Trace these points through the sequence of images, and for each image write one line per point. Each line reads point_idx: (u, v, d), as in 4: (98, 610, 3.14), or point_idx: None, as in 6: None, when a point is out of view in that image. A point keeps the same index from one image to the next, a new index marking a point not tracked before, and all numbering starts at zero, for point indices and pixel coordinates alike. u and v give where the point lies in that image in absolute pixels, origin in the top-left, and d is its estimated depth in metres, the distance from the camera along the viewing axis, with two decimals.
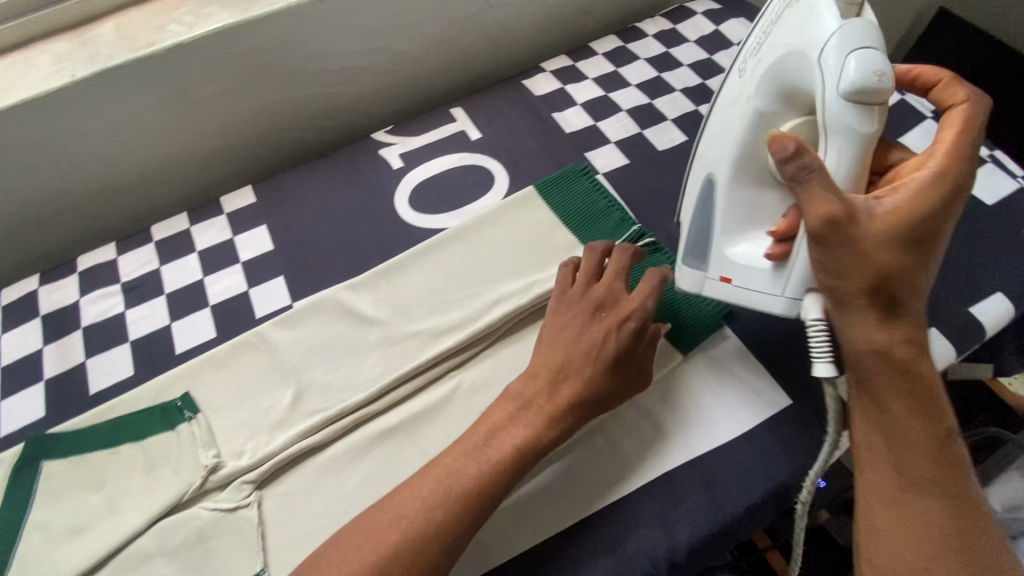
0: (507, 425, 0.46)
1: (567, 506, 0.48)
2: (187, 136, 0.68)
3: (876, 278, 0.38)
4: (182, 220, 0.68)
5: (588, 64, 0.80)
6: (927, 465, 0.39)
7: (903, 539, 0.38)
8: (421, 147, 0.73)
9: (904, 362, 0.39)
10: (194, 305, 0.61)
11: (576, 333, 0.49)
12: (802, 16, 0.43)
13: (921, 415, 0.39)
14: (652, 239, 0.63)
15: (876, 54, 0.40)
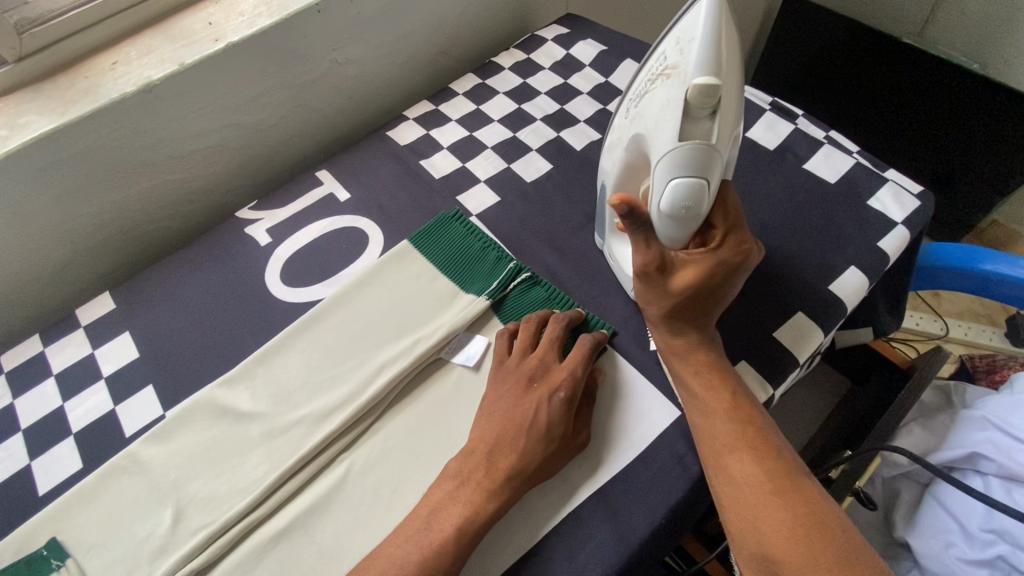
0: (444, 508, 0.46)
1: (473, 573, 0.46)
2: (26, 252, 0.63)
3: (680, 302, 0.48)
4: (34, 344, 0.62)
5: (450, 106, 0.81)
6: (746, 436, 0.46)
7: (736, 499, 0.44)
8: (290, 217, 0.70)
9: (700, 357, 0.49)
10: (56, 435, 0.56)
11: (508, 404, 0.50)
12: (660, 104, 0.45)
13: (727, 394, 0.48)
14: (531, 273, 0.63)
15: (692, 188, 0.44)
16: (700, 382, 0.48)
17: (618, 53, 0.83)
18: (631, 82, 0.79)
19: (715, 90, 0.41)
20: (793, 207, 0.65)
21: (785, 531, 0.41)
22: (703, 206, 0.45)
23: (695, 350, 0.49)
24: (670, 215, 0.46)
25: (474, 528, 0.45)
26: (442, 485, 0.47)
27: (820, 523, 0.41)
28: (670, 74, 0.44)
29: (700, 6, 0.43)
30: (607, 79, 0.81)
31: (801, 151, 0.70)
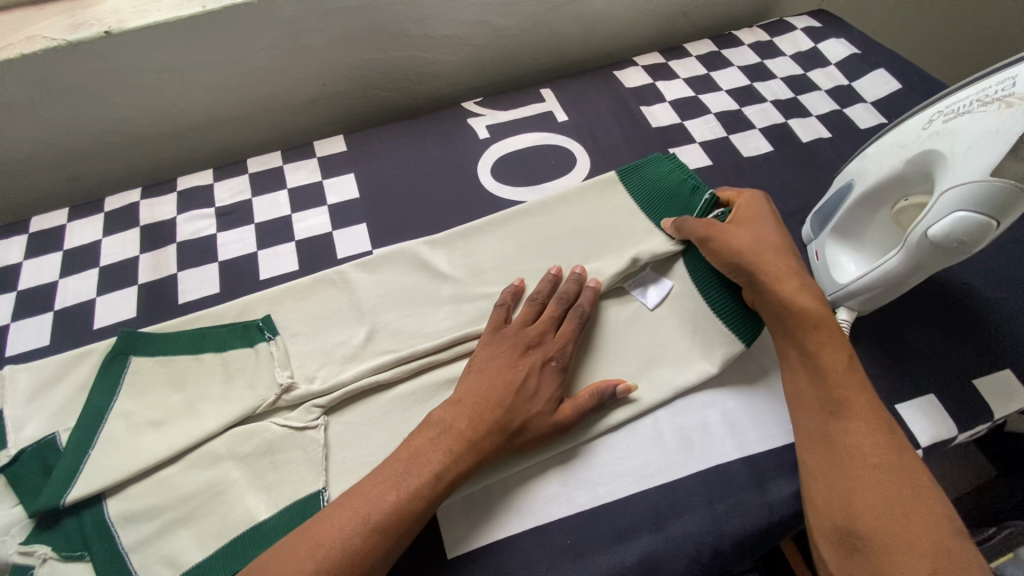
0: (442, 428, 0.46)
1: (612, 485, 0.49)
2: (290, 81, 0.71)
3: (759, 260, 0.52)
4: (276, 158, 0.71)
5: (681, 64, 0.81)
6: (841, 395, 0.46)
7: (830, 460, 0.44)
8: (509, 121, 0.74)
9: (805, 313, 0.49)
10: (282, 237, 0.64)
11: (502, 362, 0.50)
12: (980, 131, 0.43)
13: (848, 369, 0.47)
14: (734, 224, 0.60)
15: (977, 225, 0.42)
16: (818, 355, 0.48)
17: (870, 60, 0.79)
18: (877, 92, 0.75)
19: None
20: None
21: (879, 498, 0.41)
22: (977, 244, 0.43)
23: (796, 309, 0.50)
24: (936, 242, 0.44)
25: (465, 465, 0.45)
26: (440, 411, 0.47)
27: (925, 519, 0.40)
28: (1013, 111, 0.42)
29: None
30: (850, 83, 0.77)
31: None
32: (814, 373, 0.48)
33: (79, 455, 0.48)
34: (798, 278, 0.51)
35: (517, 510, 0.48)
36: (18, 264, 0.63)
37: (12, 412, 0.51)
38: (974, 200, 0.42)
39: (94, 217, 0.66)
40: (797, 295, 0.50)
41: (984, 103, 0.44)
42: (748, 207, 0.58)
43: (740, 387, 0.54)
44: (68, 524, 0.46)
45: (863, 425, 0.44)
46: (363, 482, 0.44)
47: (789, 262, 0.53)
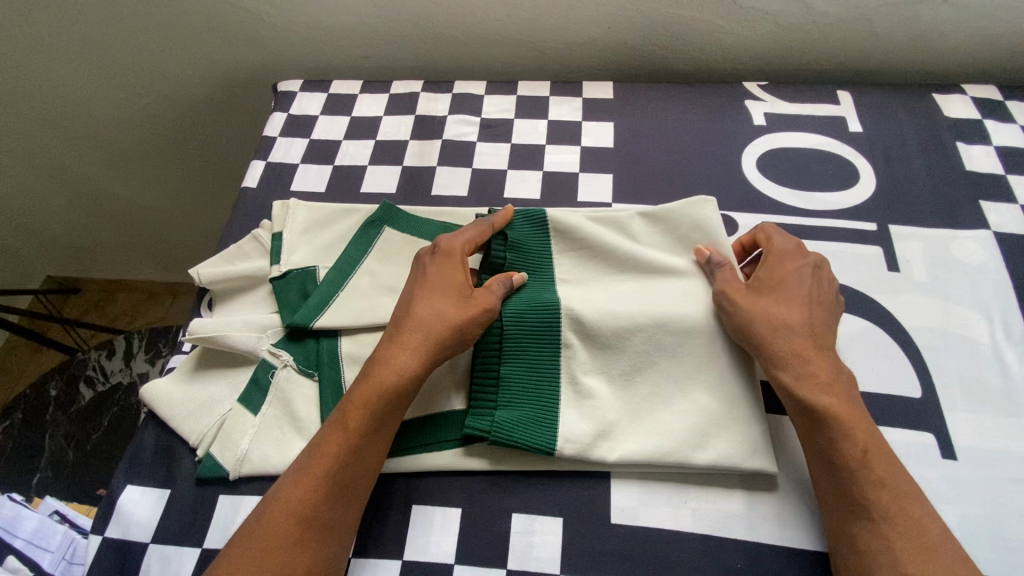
0: (391, 333, 0.48)
1: (804, 534, 0.44)
2: (582, 17, 0.71)
3: (773, 325, 0.47)
4: (544, 88, 0.73)
5: (1022, 108, 0.67)
6: (873, 489, 0.40)
7: (865, 545, 0.39)
8: (791, 115, 0.68)
9: (833, 403, 0.43)
10: (532, 164, 0.66)
11: (451, 280, 0.50)
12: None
13: (874, 457, 0.42)
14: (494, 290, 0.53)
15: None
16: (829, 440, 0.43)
17: None
18: None
19: None
20: None
21: None
22: None
23: (816, 393, 0.44)
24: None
25: (421, 365, 0.47)
26: (395, 317, 0.50)
27: None
28: None
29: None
30: None
31: None
32: (832, 466, 0.42)
33: (330, 293, 0.55)
34: (829, 370, 0.45)
35: (688, 509, 0.46)
36: (315, 117, 0.72)
37: (289, 237, 0.59)
38: None
39: (380, 96, 0.73)
40: (811, 387, 0.44)
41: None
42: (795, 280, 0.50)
43: (998, 497, 0.44)
44: (308, 343, 0.54)
45: (894, 527, 0.39)
46: (374, 369, 0.47)
47: (813, 343, 0.46)
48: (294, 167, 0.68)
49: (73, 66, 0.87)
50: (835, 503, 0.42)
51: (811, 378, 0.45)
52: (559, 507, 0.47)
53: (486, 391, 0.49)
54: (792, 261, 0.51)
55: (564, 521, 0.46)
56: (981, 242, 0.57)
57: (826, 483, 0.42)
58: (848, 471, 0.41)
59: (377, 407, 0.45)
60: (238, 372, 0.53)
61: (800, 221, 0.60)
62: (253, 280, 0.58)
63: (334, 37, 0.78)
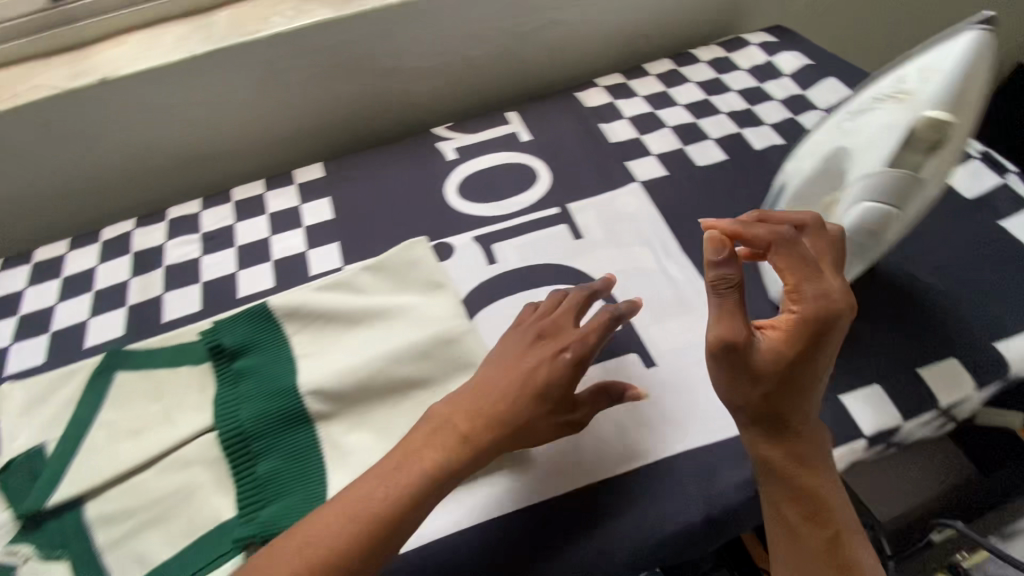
0: (406, 493, 0.43)
1: (555, 487, 0.50)
2: (271, 115, 0.78)
3: (755, 407, 0.44)
4: (257, 186, 0.76)
5: (640, 84, 0.85)
6: (825, 553, 0.44)
7: None
8: (475, 143, 0.79)
9: (808, 482, 0.45)
10: (259, 258, 0.68)
11: (419, 445, 0.45)
12: (881, 125, 0.48)
13: (838, 536, 0.44)
14: (228, 397, 0.54)
15: (886, 212, 0.47)
16: (774, 478, 0.46)
17: (823, 70, 0.82)
18: (828, 99, 0.78)
19: (944, 126, 0.44)
20: (982, 259, 0.61)
21: None
22: (886, 232, 0.48)
23: (792, 471, 0.45)
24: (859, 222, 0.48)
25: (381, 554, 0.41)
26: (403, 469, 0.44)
27: None
28: (902, 100, 0.47)
29: (967, 29, 0.45)
30: (803, 91, 0.80)
31: (1003, 207, 0.65)
32: (799, 534, 0.44)
33: (64, 463, 0.52)
34: (812, 443, 0.46)
35: (463, 506, 0.50)
36: (23, 291, 0.68)
37: (6, 424, 0.55)
38: (885, 179, 0.46)
39: (92, 247, 0.72)
40: (790, 468, 0.45)
41: (877, 100, 0.49)
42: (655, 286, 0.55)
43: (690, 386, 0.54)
44: (51, 525, 0.50)
45: None
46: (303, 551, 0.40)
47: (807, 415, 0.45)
48: (5, 351, 0.63)
49: None
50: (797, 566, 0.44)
51: (778, 456, 0.45)
52: None
53: (246, 490, 0.50)
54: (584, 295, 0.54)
55: None
56: (634, 192, 0.71)
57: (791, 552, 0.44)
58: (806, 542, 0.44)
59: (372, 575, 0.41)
60: None
61: (502, 226, 0.69)
62: None
63: (27, 204, 0.75)
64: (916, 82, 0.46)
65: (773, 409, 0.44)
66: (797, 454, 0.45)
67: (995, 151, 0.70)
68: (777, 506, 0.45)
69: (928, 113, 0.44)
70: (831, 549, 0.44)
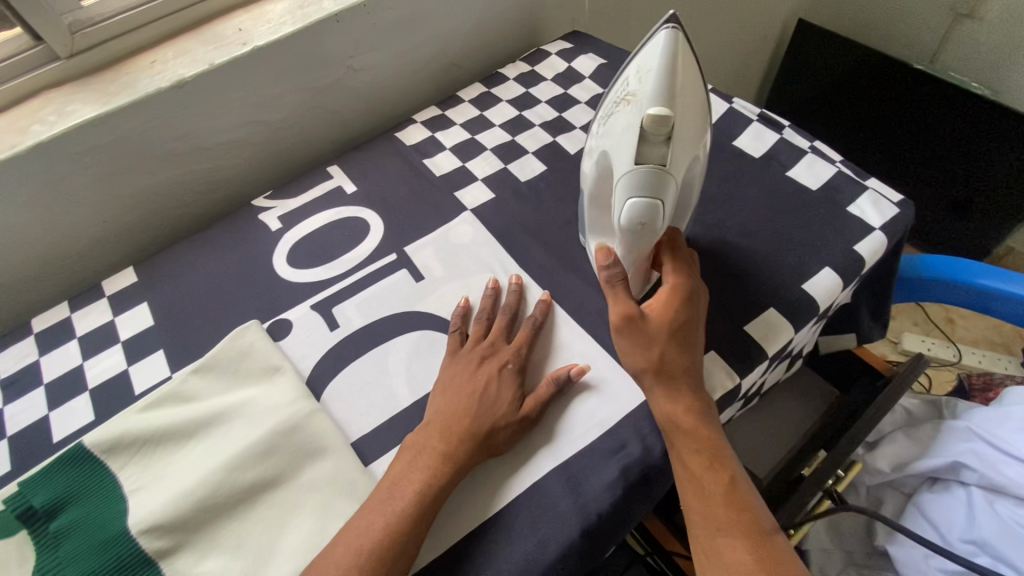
0: (392, 534, 0.46)
1: (430, 548, 0.49)
2: (60, 229, 0.70)
3: (655, 367, 0.51)
4: (62, 309, 0.69)
5: (456, 112, 0.86)
6: (728, 500, 0.47)
7: (713, 550, 0.46)
8: (300, 207, 0.76)
9: (706, 429, 0.50)
10: (73, 390, 0.61)
11: (399, 474, 0.50)
12: (621, 127, 0.52)
13: (735, 484, 0.48)
14: (44, 566, 0.46)
15: (648, 207, 0.50)
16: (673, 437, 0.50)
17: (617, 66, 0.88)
18: None
19: (665, 119, 0.48)
20: (775, 212, 0.68)
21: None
22: (657, 223, 0.51)
23: (694, 421, 0.49)
24: (631, 216, 0.51)
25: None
26: (373, 512, 0.47)
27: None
28: (630, 102, 0.52)
29: (659, 30, 0.50)
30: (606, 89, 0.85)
31: (786, 160, 0.72)
32: (704, 484, 0.48)
33: None
34: (706, 400, 0.51)
35: None
36: None
37: None
38: (637, 178, 0.50)
39: None
40: (697, 420, 0.50)
41: (616, 106, 0.55)
42: (510, 316, 0.61)
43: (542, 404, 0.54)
44: None
45: (741, 536, 0.45)
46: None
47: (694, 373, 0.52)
48: None
49: None
50: (702, 517, 0.47)
51: (681, 411, 0.50)
52: None
53: None
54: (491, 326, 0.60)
55: None
56: (467, 221, 0.71)
57: (700, 503, 0.47)
58: (709, 490, 0.48)
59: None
60: None
61: (339, 287, 0.67)
62: None
63: None
64: (636, 82, 0.52)
65: (667, 367, 0.51)
66: (692, 405, 0.50)
67: (766, 111, 0.77)
68: (685, 466, 0.49)
69: (648, 111, 0.48)
70: (729, 497, 0.47)
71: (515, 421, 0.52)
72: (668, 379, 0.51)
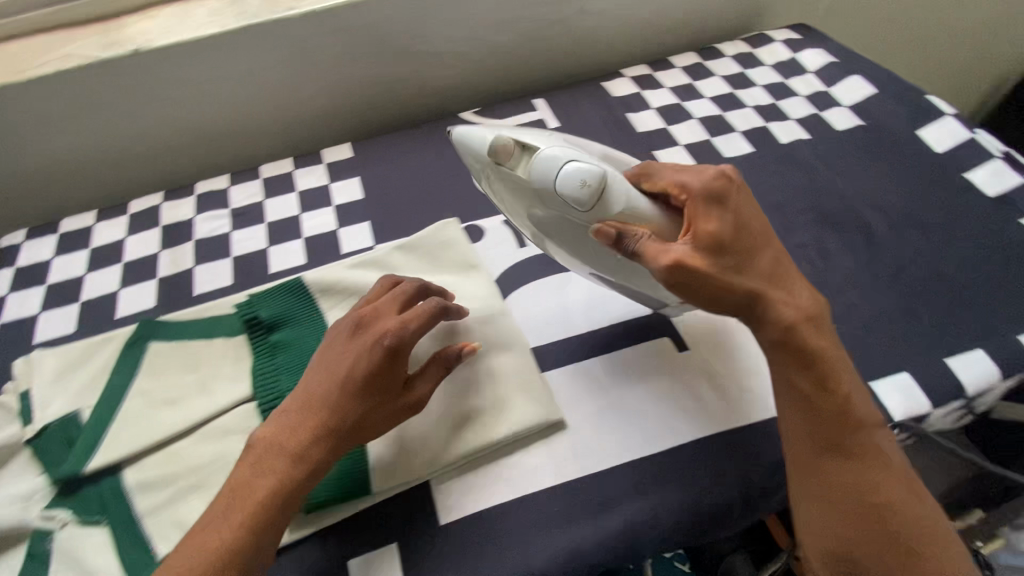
0: (297, 458, 0.44)
1: (580, 462, 0.51)
2: (300, 94, 0.77)
3: (723, 247, 0.45)
4: (286, 164, 0.77)
5: (666, 75, 0.85)
6: (834, 442, 0.44)
7: (817, 488, 0.44)
8: (504, 128, 0.79)
9: (819, 349, 0.46)
10: (290, 235, 0.69)
11: (332, 374, 0.47)
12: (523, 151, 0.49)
13: (852, 420, 0.45)
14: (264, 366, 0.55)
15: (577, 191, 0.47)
16: (789, 347, 0.45)
17: (847, 68, 0.84)
18: (853, 98, 0.80)
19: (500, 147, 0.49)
20: (1000, 253, 0.63)
21: (868, 532, 0.43)
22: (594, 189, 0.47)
23: (786, 329, 0.45)
24: (565, 198, 0.47)
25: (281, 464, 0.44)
26: (323, 386, 0.47)
27: (876, 518, 0.43)
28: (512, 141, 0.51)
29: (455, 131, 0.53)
30: (828, 89, 0.82)
31: None
32: (807, 416, 0.45)
33: (99, 431, 0.52)
34: (802, 303, 0.46)
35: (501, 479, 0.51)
36: (50, 261, 0.68)
37: (39, 390, 0.55)
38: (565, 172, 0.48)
39: (120, 219, 0.71)
40: (789, 328, 0.45)
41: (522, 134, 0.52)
42: (403, 297, 0.52)
43: (707, 357, 0.57)
44: (87, 492, 0.50)
45: (852, 470, 0.44)
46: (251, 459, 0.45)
47: (768, 267, 0.46)
48: (33, 319, 0.63)
49: None
50: (814, 459, 0.45)
51: (767, 316, 0.46)
52: (390, 534, 0.48)
53: None
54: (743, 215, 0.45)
55: (398, 545, 0.48)
56: None
57: (809, 438, 0.45)
58: (825, 429, 0.45)
59: (257, 513, 0.42)
60: (10, 555, 0.48)
61: None
62: (6, 451, 0.53)
63: (54, 175, 0.75)
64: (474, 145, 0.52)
65: (732, 247, 0.45)
66: (809, 318, 0.46)
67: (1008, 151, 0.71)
68: (793, 400, 0.46)
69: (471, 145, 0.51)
70: (844, 430, 0.45)
71: (702, 267, 0.44)
72: (734, 263, 0.45)
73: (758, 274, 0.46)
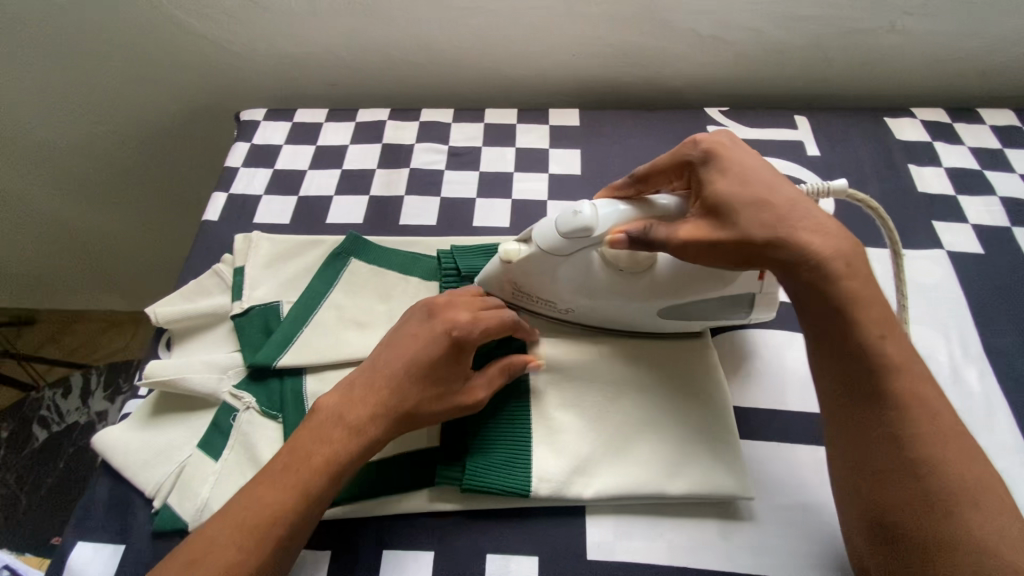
0: (354, 432, 0.43)
1: (760, 559, 0.44)
2: (547, 46, 0.72)
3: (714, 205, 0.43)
4: (511, 115, 0.73)
5: (969, 131, 0.70)
6: (859, 393, 0.39)
7: (848, 452, 0.39)
8: (752, 139, 0.69)
9: (852, 286, 0.40)
10: (500, 191, 0.66)
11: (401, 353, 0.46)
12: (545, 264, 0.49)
13: (893, 365, 0.38)
14: None
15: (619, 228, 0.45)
16: (824, 291, 0.40)
17: None
18: None
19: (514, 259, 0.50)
20: None
21: (908, 491, 0.36)
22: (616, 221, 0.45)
23: (818, 272, 0.40)
24: (568, 237, 0.46)
25: (340, 432, 0.43)
26: (382, 363, 0.46)
27: (924, 479, 0.36)
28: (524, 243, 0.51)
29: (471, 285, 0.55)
30: None
31: None
32: (842, 365, 0.40)
33: (293, 330, 0.53)
34: (828, 241, 0.41)
35: (663, 538, 0.45)
36: (280, 146, 0.71)
37: (251, 271, 0.58)
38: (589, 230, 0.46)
39: (347, 125, 0.73)
40: (821, 270, 0.40)
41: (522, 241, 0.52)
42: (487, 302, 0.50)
43: None
44: (271, 384, 0.52)
45: (893, 418, 0.37)
46: (319, 418, 0.44)
47: (770, 206, 0.42)
48: (257, 199, 0.66)
49: (38, 102, 0.84)
50: (850, 424, 0.39)
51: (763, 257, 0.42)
52: (535, 546, 0.45)
53: (458, 427, 0.49)
54: (748, 194, 0.42)
55: (540, 561, 0.45)
56: (937, 261, 0.59)
57: (831, 393, 0.40)
58: (870, 397, 0.38)
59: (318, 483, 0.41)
60: (199, 416, 0.51)
61: None
62: (214, 317, 0.56)
63: (301, 65, 0.77)
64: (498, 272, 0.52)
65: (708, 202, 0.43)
66: (840, 255, 0.40)
67: None
68: (825, 357, 0.41)
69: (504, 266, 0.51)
70: (873, 381, 0.38)
71: (709, 238, 0.42)
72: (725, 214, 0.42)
73: (768, 219, 0.41)
